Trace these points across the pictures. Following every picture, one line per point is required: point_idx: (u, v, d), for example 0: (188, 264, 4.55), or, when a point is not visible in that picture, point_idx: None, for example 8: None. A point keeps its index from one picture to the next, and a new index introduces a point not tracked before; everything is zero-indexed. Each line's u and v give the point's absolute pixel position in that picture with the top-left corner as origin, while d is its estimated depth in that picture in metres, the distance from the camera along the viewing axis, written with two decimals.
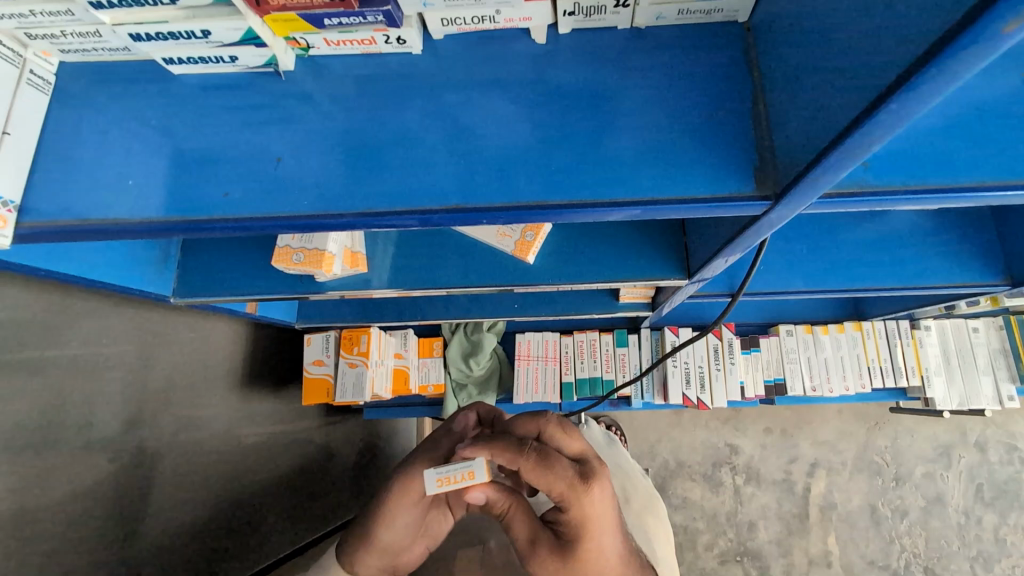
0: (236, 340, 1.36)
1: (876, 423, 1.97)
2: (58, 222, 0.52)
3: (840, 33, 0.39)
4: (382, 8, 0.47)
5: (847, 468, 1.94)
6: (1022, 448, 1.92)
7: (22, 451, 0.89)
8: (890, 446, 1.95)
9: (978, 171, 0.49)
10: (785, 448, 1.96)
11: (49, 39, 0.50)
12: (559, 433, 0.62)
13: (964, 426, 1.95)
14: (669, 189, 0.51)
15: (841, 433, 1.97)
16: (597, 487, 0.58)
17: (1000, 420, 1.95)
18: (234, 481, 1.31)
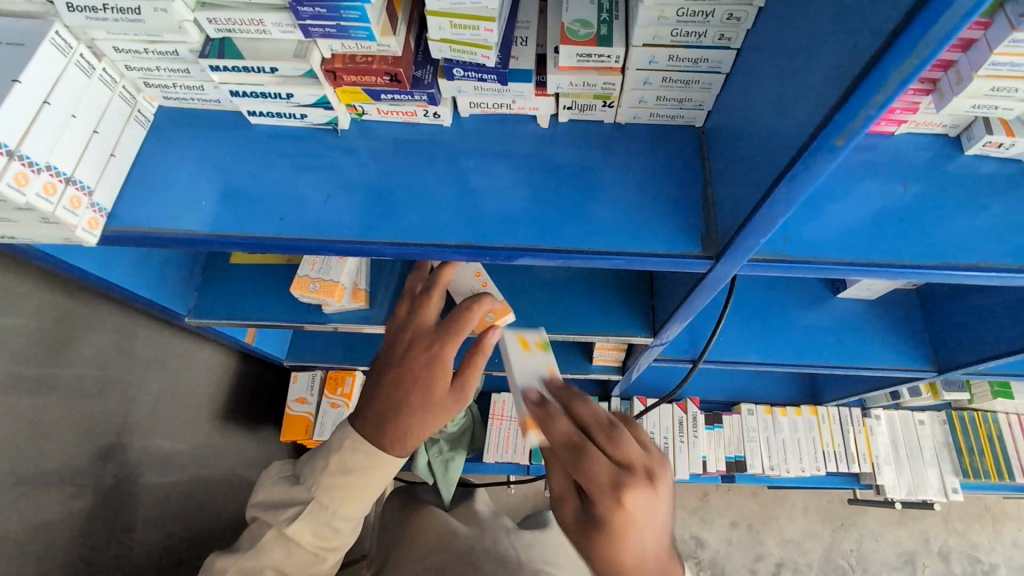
0: (228, 370, 1.40)
1: (841, 524, 2.02)
2: (136, 228, 0.62)
3: (751, 139, 0.55)
4: (429, 90, 0.62)
5: (812, 570, 1.95)
6: (982, 560, 1.97)
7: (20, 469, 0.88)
8: (855, 549, 1.98)
9: (861, 251, 0.66)
10: (749, 546, 1.98)
11: (161, 88, 0.63)
12: (609, 427, 0.59)
13: (926, 533, 2.01)
14: (637, 246, 0.64)
15: (806, 533, 2.00)
16: (628, 494, 0.54)
17: (960, 529, 2.01)
18: (193, 517, 1.30)
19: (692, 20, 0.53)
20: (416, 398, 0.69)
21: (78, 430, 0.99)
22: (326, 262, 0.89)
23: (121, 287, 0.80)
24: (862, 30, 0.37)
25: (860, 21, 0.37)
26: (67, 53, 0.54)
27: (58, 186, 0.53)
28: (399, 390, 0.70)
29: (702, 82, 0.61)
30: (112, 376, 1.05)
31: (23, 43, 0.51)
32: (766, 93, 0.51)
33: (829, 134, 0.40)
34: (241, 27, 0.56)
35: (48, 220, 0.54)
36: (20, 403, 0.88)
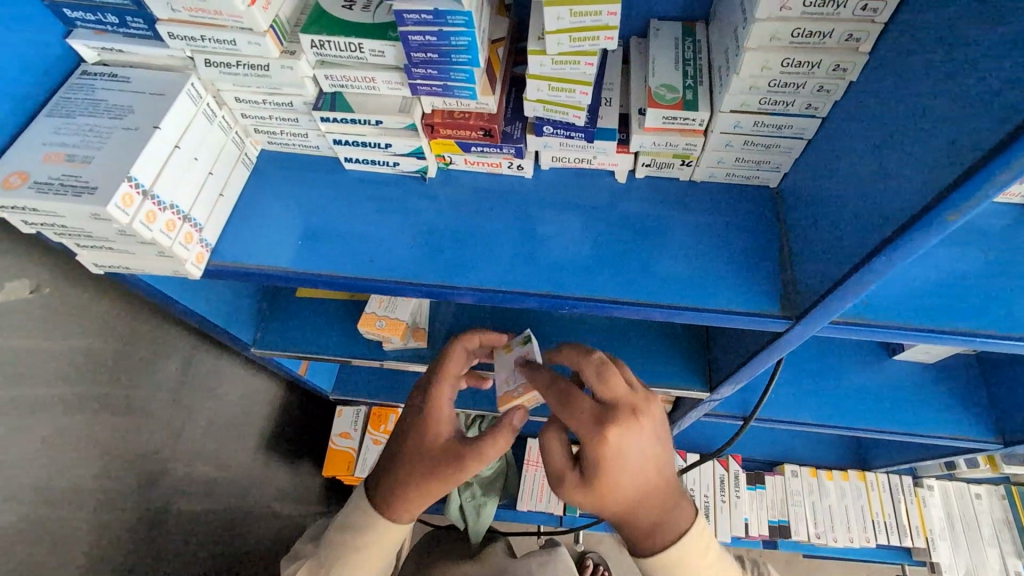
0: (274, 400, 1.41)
1: None
2: (237, 264, 0.66)
3: (841, 205, 0.56)
4: (517, 144, 0.65)
5: None
6: None
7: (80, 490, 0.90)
8: None
9: (942, 319, 0.66)
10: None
11: (268, 134, 0.68)
12: (596, 375, 0.64)
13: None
14: (714, 303, 0.65)
15: None
16: (614, 437, 0.60)
17: None
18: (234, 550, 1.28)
19: (782, 90, 0.56)
20: (410, 445, 0.69)
21: (136, 455, 1.01)
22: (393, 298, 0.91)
23: (199, 316, 0.84)
24: (985, 114, 0.38)
25: (984, 105, 0.39)
26: (197, 102, 0.59)
27: (177, 223, 0.57)
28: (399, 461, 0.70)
29: (783, 146, 0.63)
30: (172, 402, 1.07)
31: (164, 93, 0.56)
32: (860, 162, 0.53)
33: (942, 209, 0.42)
34: (353, 83, 0.60)
35: (163, 253, 0.58)
36: (88, 424, 0.90)
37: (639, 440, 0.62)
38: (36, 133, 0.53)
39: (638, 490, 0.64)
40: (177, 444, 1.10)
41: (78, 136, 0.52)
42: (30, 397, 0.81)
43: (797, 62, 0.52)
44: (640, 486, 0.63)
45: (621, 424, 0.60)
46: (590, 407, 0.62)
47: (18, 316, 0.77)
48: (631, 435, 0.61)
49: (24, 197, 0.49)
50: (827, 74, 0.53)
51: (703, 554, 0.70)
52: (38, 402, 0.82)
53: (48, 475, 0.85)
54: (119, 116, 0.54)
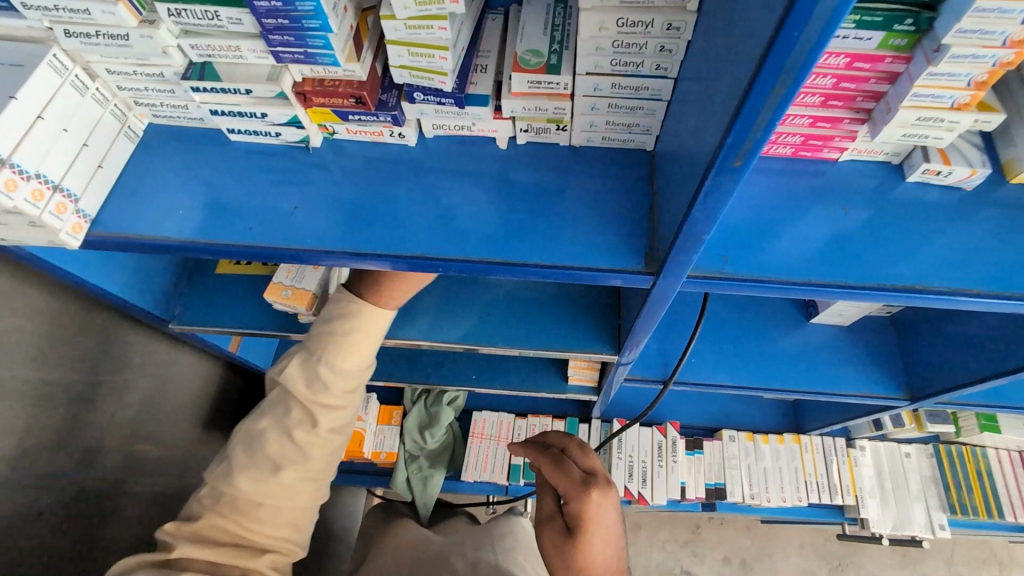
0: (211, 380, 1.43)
1: (838, 563, 2.03)
2: (118, 234, 0.67)
3: (683, 161, 0.59)
4: (393, 112, 0.67)
5: None
6: None
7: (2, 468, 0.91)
8: None
9: (803, 273, 0.69)
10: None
11: (149, 106, 0.69)
12: (579, 450, 0.92)
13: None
14: (585, 262, 0.67)
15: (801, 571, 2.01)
16: (596, 493, 0.84)
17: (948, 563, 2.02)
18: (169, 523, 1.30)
19: (627, 51, 0.58)
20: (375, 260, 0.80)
21: (63, 433, 1.02)
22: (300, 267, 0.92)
23: (106, 292, 0.85)
24: (741, 60, 0.41)
25: (741, 52, 0.41)
26: (62, 73, 0.60)
27: (46, 194, 0.59)
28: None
29: (646, 108, 0.66)
30: (98, 381, 1.08)
31: (23, 63, 0.57)
32: (694, 119, 0.55)
33: (727, 154, 0.45)
34: (221, 53, 0.61)
35: (35, 223, 0.59)
36: (5, 403, 0.91)
37: (606, 507, 0.84)
38: None
39: (600, 547, 0.83)
40: (107, 422, 1.12)
41: None
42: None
43: (631, 22, 0.54)
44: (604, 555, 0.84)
45: (601, 489, 0.84)
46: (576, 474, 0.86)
47: None
48: (608, 503, 0.84)
49: None
50: (663, 34, 0.55)
51: None
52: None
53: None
54: None
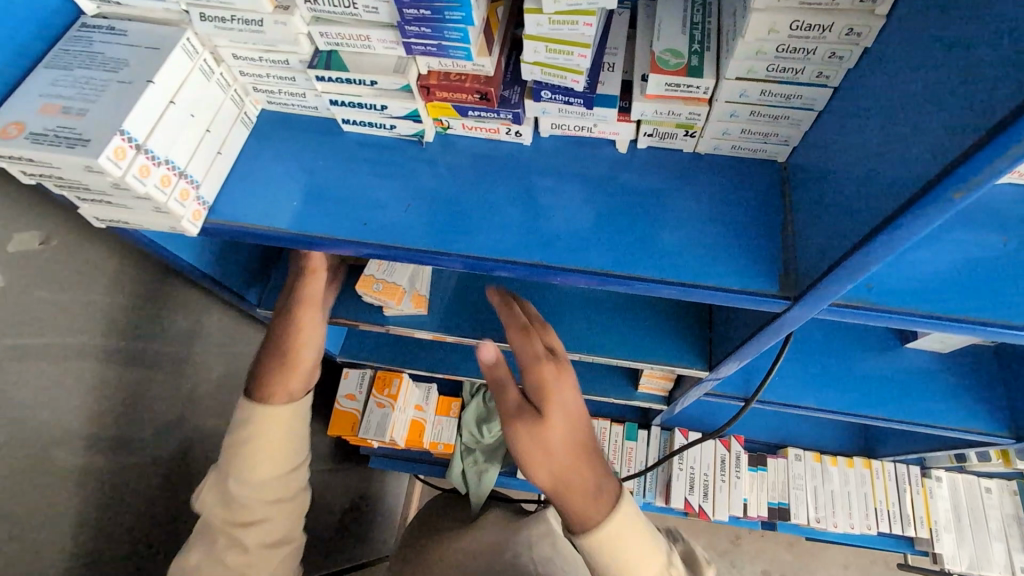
0: None
1: None
2: (234, 223, 0.66)
3: (847, 181, 0.54)
4: (515, 109, 0.64)
5: None
6: None
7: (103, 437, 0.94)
8: None
9: (952, 306, 0.63)
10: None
11: (267, 93, 0.68)
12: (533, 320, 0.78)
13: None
14: (710, 279, 0.63)
15: None
16: (560, 368, 0.72)
17: None
18: None
19: (792, 56, 0.53)
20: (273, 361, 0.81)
21: (153, 405, 1.05)
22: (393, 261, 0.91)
23: (204, 274, 0.85)
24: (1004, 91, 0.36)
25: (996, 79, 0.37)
26: (192, 58, 0.58)
27: (173, 180, 0.58)
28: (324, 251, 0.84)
29: (792, 118, 0.60)
30: (183, 357, 1.10)
31: (159, 47, 0.56)
32: (871, 135, 0.50)
33: (950, 184, 0.40)
34: (349, 41, 0.59)
35: (159, 210, 0.59)
36: (109, 375, 0.94)
37: (568, 382, 0.73)
38: (33, 84, 0.53)
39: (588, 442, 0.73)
40: (189, 397, 1.14)
41: (73, 88, 0.53)
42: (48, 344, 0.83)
43: (806, 24, 0.50)
44: (569, 435, 0.71)
45: (554, 358, 0.73)
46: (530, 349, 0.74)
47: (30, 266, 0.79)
48: (566, 378, 0.73)
49: (19, 148, 0.49)
50: (839, 39, 0.51)
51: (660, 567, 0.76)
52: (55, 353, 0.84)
53: (77, 422, 0.89)
54: (115, 69, 0.54)
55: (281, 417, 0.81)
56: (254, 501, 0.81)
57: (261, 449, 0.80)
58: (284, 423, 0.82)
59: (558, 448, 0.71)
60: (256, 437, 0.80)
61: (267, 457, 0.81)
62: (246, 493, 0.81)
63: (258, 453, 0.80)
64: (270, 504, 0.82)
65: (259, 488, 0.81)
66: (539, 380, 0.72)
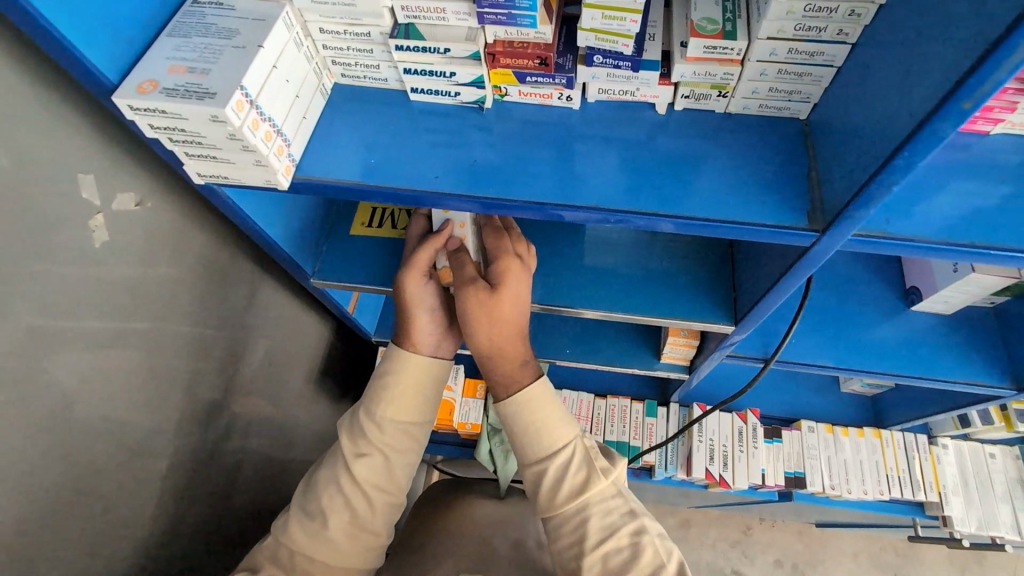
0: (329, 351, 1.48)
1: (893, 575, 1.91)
2: (318, 179, 0.74)
3: (867, 119, 0.62)
4: (569, 74, 0.72)
5: None
6: None
7: (171, 399, 0.99)
8: None
9: (960, 235, 0.71)
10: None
11: (344, 66, 0.76)
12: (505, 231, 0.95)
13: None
14: (747, 218, 0.71)
15: None
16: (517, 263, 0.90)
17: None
18: (267, 482, 1.33)
19: (816, 16, 0.62)
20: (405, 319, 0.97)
21: (216, 375, 1.10)
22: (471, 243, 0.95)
23: (274, 243, 0.92)
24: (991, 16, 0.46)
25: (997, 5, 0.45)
26: (290, 29, 0.66)
27: (273, 136, 0.65)
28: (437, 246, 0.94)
29: (815, 75, 0.69)
30: (247, 332, 1.15)
31: (265, 19, 0.64)
32: (890, 76, 0.59)
33: (963, 95, 0.48)
34: (426, 14, 0.67)
35: (260, 163, 0.66)
36: (182, 341, 0.99)
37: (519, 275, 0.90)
38: (160, 49, 0.60)
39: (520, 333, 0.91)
40: (244, 372, 1.18)
41: (196, 52, 0.60)
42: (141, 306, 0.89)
43: None
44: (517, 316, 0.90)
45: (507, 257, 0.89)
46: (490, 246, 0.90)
47: (128, 233, 0.83)
48: (524, 274, 0.90)
49: (157, 100, 0.57)
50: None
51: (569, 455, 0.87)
52: (139, 325, 0.89)
53: (153, 381, 0.94)
54: (229, 37, 0.62)
55: (421, 368, 0.96)
56: (377, 443, 0.93)
57: (399, 396, 0.94)
58: (424, 380, 0.96)
59: (501, 319, 0.89)
60: (396, 382, 0.94)
61: (401, 406, 0.94)
62: (372, 439, 0.93)
63: (394, 399, 0.94)
64: (388, 444, 0.93)
65: (388, 427, 0.93)
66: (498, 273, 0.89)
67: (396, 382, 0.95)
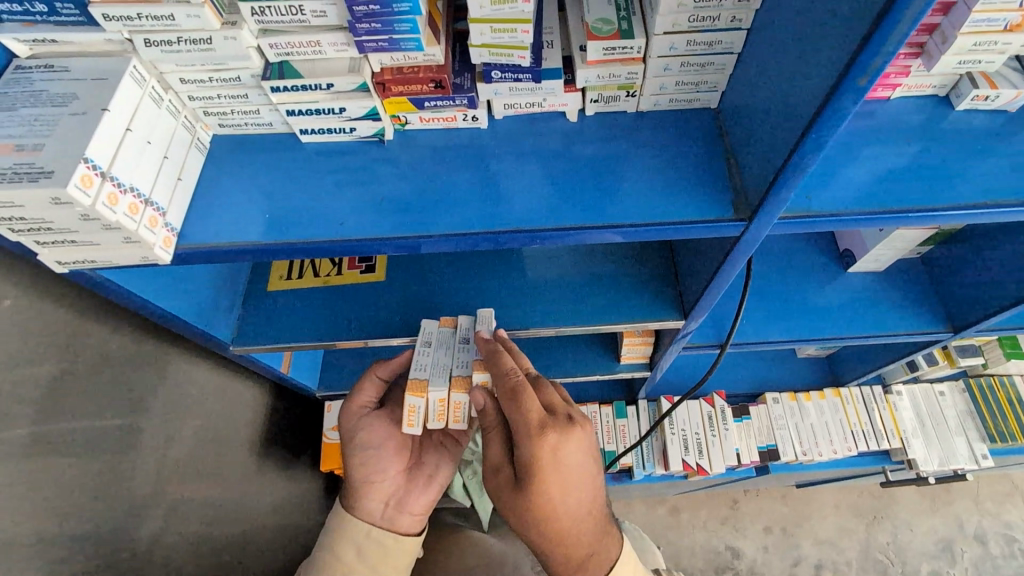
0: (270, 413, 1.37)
1: (875, 518, 1.96)
2: (206, 245, 0.65)
3: (772, 104, 0.61)
4: (469, 94, 0.68)
5: (852, 570, 1.88)
6: (1019, 539, 1.92)
7: (83, 512, 0.87)
8: (892, 542, 1.92)
9: (882, 202, 0.71)
10: (785, 551, 1.92)
11: (219, 116, 0.68)
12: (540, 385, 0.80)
13: (960, 516, 1.95)
14: (674, 215, 0.68)
15: (841, 531, 1.95)
16: (551, 436, 0.73)
17: (993, 509, 1.97)
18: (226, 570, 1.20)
19: (707, 5, 0.60)
20: (358, 474, 0.93)
21: (137, 471, 0.98)
22: (425, 359, 0.87)
23: (176, 318, 0.82)
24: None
25: None
26: (142, 85, 0.58)
27: (140, 208, 0.56)
28: (380, 374, 0.96)
29: (717, 64, 0.67)
30: (168, 416, 1.04)
31: (106, 77, 0.55)
32: (786, 57, 0.57)
33: (857, 72, 0.46)
34: (300, 49, 0.61)
35: (130, 239, 0.57)
36: (82, 445, 0.87)
37: (578, 448, 0.75)
38: None
39: (571, 520, 0.76)
40: (172, 460, 1.06)
41: (23, 126, 0.51)
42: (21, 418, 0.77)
43: None
44: (571, 506, 0.76)
45: (559, 429, 0.74)
46: (539, 411, 0.75)
47: None
48: (566, 443, 0.74)
49: None
50: None
51: None
52: (23, 443, 0.77)
53: (53, 499, 0.82)
54: (64, 103, 0.53)
55: (378, 551, 0.87)
56: None
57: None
58: (389, 559, 0.88)
59: (545, 513, 0.75)
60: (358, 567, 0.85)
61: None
62: None
63: None
64: None
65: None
66: (529, 460, 0.73)
67: (356, 565, 0.86)
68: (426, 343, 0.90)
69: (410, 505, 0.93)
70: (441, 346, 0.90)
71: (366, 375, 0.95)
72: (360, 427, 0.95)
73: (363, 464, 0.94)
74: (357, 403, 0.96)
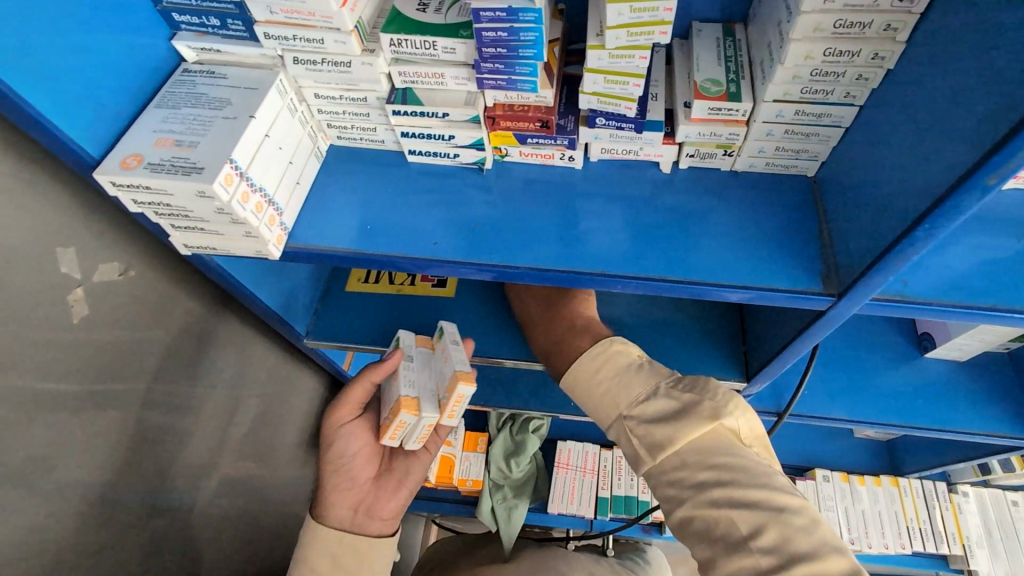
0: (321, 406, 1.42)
1: None
2: (310, 247, 0.70)
3: (880, 183, 0.60)
4: (572, 135, 0.71)
5: None
6: None
7: (151, 472, 0.93)
8: None
9: (984, 297, 0.68)
10: None
11: (340, 129, 0.74)
12: None
13: None
14: (758, 280, 0.68)
15: None
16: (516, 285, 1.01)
17: None
18: (258, 553, 1.23)
19: (823, 79, 0.61)
20: (329, 481, 0.89)
21: (202, 442, 1.04)
22: (410, 378, 0.86)
23: (263, 306, 0.88)
24: (1012, 82, 0.44)
25: (1010, 83, 0.44)
26: (283, 96, 0.64)
27: (264, 206, 0.62)
28: (370, 378, 0.89)
29: (822, 135, 0.67)
30: (235, 394, 1.10)
31: (257, 87, 0.62)
32: (902, 140, 0.57)
33: (988, 171, 0.46)
34: (424, 79, 0.66)
35: (251, 234, 0.63)
36: (162, 410, 0.93)
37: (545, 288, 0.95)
38: (147, 122, 0.59)
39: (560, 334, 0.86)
40: (231, 435, 1.12)
41: (184, 124, 0.58)
42: (120, 376, 0.84)
43: (837, 51, 0.58)
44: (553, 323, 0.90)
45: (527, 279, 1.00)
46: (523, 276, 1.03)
47: (108, 298, 0.79)
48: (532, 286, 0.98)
49: (141, 175, 0.54)
50: (867, 63, 0.59)
51: (646, 400, 0.71)
52: (115, 400, 0.84)
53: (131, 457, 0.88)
54: (220, 107, 0.60)
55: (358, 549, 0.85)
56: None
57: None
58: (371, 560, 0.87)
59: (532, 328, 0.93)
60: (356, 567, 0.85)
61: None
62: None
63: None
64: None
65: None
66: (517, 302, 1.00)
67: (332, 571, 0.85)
68: (408, 359, 0.90)
69: (379, 512, 0.89)
70: (421, 359, 0.91)
71: (358, 381, 0.88)
72: (335, 434, 0.90)
73: (335, 469, 0.90)
74: (340, 412, 0.90)
